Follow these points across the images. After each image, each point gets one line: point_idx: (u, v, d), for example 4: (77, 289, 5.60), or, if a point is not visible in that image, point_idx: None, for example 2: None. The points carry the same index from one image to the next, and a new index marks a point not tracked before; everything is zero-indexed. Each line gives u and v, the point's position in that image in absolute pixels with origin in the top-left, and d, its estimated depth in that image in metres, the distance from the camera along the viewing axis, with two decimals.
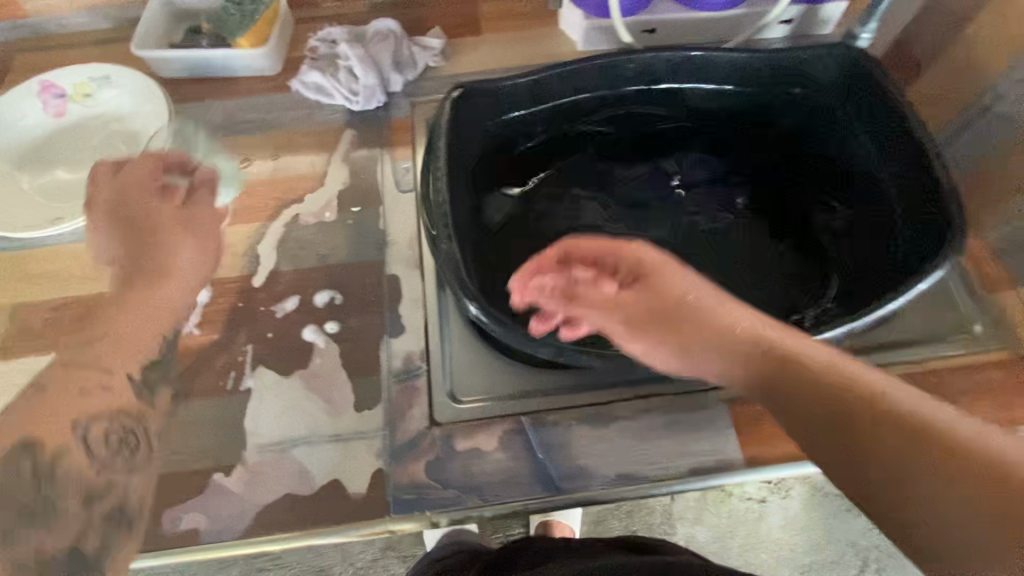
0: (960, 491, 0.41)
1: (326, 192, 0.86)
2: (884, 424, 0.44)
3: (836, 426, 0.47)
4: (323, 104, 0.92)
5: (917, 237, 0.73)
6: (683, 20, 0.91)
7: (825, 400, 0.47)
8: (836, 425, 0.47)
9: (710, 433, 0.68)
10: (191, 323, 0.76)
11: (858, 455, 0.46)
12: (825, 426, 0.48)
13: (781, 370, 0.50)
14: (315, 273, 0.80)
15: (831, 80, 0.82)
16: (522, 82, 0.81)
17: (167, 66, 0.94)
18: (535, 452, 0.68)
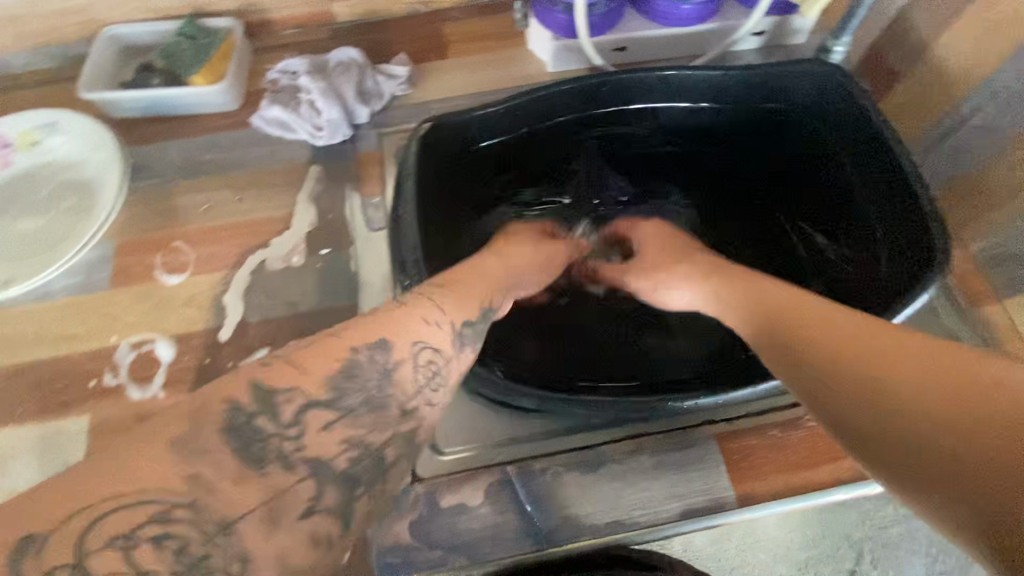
0: (960, 405, 0.35)
1: (292, 235, 0.82)
2: (881, 349, 0.41)
3: (825, 356, 0.43)
4: (287, 139, 0.89)
5: (904, 255, 0.70)
6: (655, 36, 0.88)
7: (817, 329, 0.45)
8: (826, 353, 0.43)
9: (701, 473, 0.67)
10: (156, 385, 0.73)
11: (850, 382, 0.40)
12: (816, 358, 0.43)
13: (774, 311, 0.50)
14: (284, 323, 0.76)
15: (807, 93, 0.79)
16: (490, 111, 0.76)
17: (118, 107, 0.89)
18: (522, 503, 0.65)
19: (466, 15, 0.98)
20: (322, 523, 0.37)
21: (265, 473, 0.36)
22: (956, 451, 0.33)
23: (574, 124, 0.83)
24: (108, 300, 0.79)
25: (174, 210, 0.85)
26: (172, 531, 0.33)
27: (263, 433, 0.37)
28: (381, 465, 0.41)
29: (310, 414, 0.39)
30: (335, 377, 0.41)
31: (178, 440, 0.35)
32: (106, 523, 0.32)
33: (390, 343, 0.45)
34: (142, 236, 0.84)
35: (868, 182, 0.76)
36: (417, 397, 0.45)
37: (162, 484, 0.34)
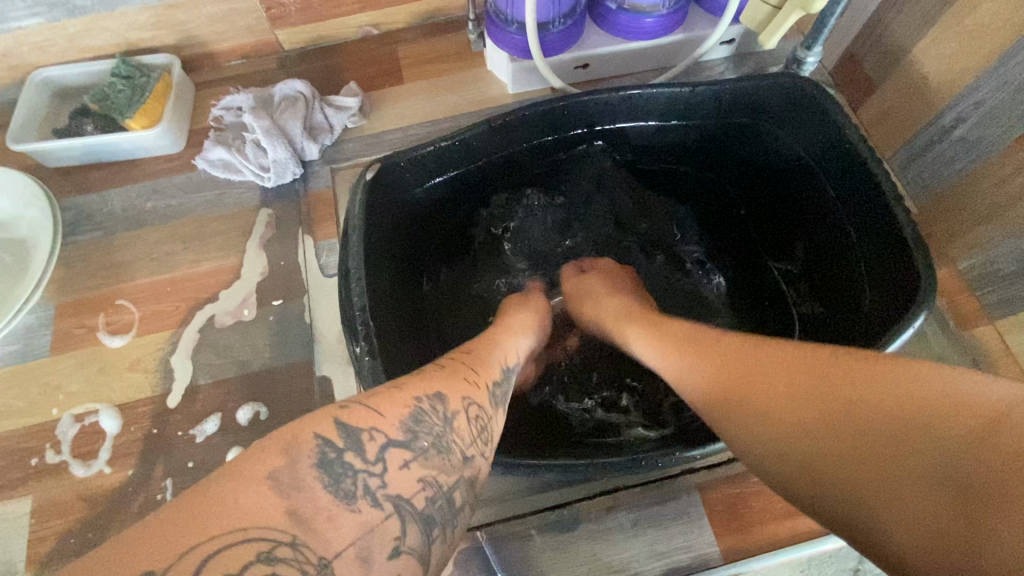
0: (867, 453, 0.35)
1: (241, 287, 0.78)
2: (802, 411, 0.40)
3: (751, 422, 0.43)
4: (234, 181, 0.84)
5: (884, 283, 0.66)
6: (617, 51, 0.83)
7: (735, 389, 0.45)
8: (749, 420, 0.43)
9: (683, 529, 0.63)
10: (101, 461, 0.69)
11: (774, 448, 0.41)
12: (743, 424, 0.43)
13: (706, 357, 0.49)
14: (235, 385, 0.72)
15: (782, 107, 0.73)
16: (444, 146, 0.70)
17: (51, 157, 0.83)
18: (494, 572, 0.61)
19: (419, 35, 0.92)
20: (406, 565, 0.32)
21: (355, 510, 0.32)
22: (873, 509, 0.34)
23: (537, 151, 0.78)
24: (48, 369, 0.74)
25: (116, 265, 0.80)
26: (279, 570, 0.28)
27: (352, 468, 0.33)
28: (451, 509, 0.36)
29: (389, 450, 0.35)
30: (405, 420, 0.37)
31: (283, 476, 0.31)
32: (215, 560, 0.27)
33: (444, 395, 0.41)
34: (81, 294, 0.78)
35: (849, 204, 0.71)
36: (473, 446, 0.40)
37: (265, 520, 0.29)
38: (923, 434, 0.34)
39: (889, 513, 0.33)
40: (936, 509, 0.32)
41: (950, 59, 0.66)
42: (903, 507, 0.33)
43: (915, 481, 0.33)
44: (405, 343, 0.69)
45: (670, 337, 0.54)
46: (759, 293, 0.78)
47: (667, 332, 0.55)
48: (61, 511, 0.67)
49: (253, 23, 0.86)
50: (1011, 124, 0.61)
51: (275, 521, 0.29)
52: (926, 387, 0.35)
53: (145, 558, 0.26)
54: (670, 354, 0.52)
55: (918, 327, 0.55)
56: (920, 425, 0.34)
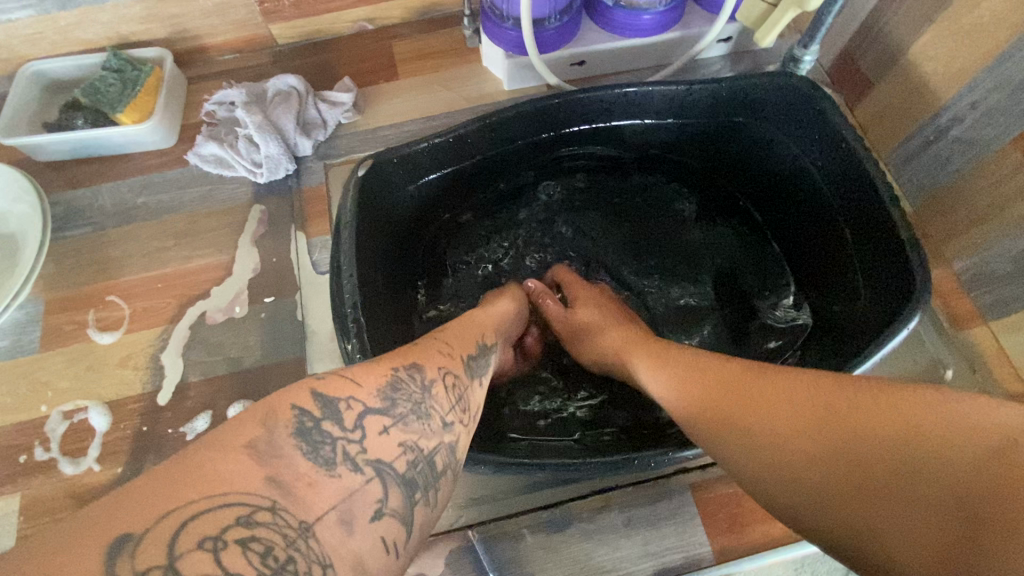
0: (880, 484, 0.35)
1: (233, 284, 0.77)
2: (804, 434, 0.40)
3: (761, 451, 0.42)
4: (226, 177, 0.83)
5: (880, 281, 0.66)
6: (613, 48, 0.82)
7: (746, 417, 0.43)
8: (759, 449, 0.42)
9: (676, 529, 0.62)
10: (90, 458, 0.68)
11: (784, 477, 0.40)
12: (753, 452, 0.42)
13: (704, 381, 0.48)
14: (226, 382, 0.71)
15: (776, 106, 0.73)
16: (437, 142, 0.69)
17: (41, 151, 0.83)
18: (485, 571, 0.61)
19: (414, 31, 0.91)
20: (388, 527, 0.33)
21: (335, 475, 0.32)
22: (885, 541, 0.34)
23: (532, 148, 0.78)
24: (37, 365, 0.73)
25: (106, 260, 0.79)
26: (259, 533, 0.28)
27: (331, 436, 0.33)
28: (433, 473, 0.37)
29: (367, 418, 0.35)
30: (382, 389, 0.37)
31: (261, 443, 0.31)
32: (194, 523, 0.27)
33: (421, 365, 0.41)
34: (71, 290, 0.77)
35: (843, 202, 0.71)
36: (452, 413, 0.40)
37: (243, 485, 0.29)
38: (931, 461, 0.34)
39: (901, 540, 0.33)
40: (943, 537, 0.32)
41: (946, 58, 0.66)
42: (915, 538, 0.33)
43: (925, 509, 0.33)
44: (398, 343, 0.68)
45: (677, 359, 0.53)
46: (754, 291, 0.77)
47: (671, 356, 0.54)
48: (50, 509, 0.66)
49: (245, 17, 0.85)
50: (1008, 124, 0.61)
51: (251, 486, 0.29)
52: (933, 415, 0.36)
53: (124, 522, 0.26)
54: (667, 374, 0.52)
55: (913, 326, 0.55)
56: (930, 454, 0.34)
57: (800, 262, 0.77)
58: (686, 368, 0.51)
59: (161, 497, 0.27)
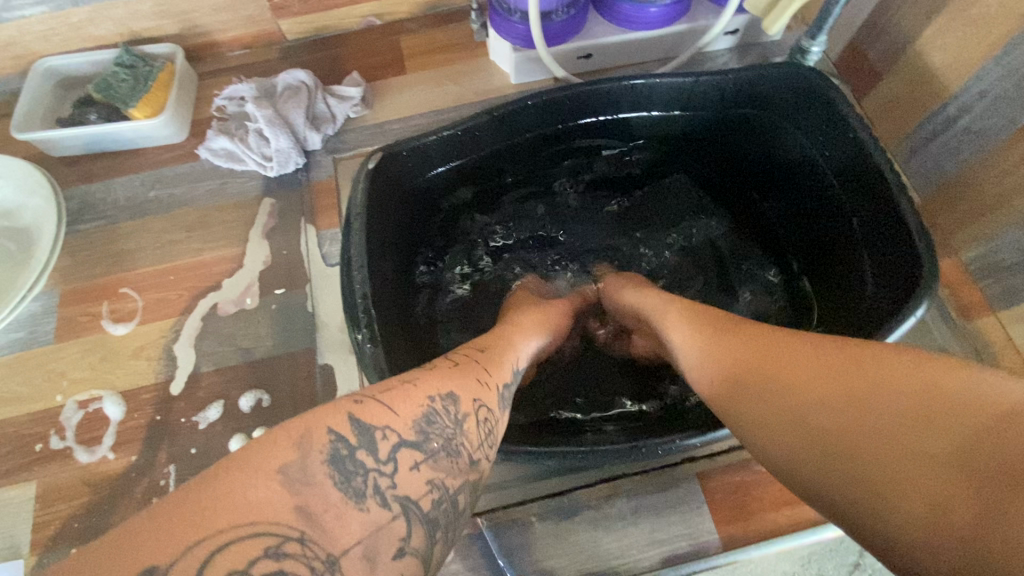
0: (884, 442, 0.34)
1: (244, 276, 0.78)
2: (818, 386, 0.39)
3: (771, 404, 0.42)
4: (236, 170, 0.84)
5: (887, 273, 0.66)
6: (620, 41, 0.82)
7: (761, 373, 0.44)
8: (769, 401, 0.42)
9: (683, 517, 0.63)
10: (105, 447, 0.69)
11: (789, 431, 0.40)
12: (763, 405, 0.42)
13: (729, 347, 0.48)
14: (238, 372, 0.72)
15: (786, 97, 0.73)
16: (446, 135, 0.70)
17: (55, 146, 0.84)
18: (494, 558, 0.62)
19: (422, 26, 0.91)
20: (410, 566, 0.32)
21: (363, 509, 0.31)
22: (880, 493, 0.33)
23: (539, 141, 0.78)
24: (52, 356, 0.74)
25: (119, 253, 0.80)
26: (286, 566, 0.28)
27: (364, 466, 0.33)
28: (455, 512, 0.36)
29: (401, 451, 0.35)
30: (417, 419, 0.37)
31: (292, 471, 0.30)
32: (222, 555, 0.27)
33: (455, 395, 0.41)
34: (85, 282, 0.78)
35: (850, 195, 0.71)
36: (479, 449, 0.40)
37: (272, 516, 0.28)
38: (942, 415, 0.33)
39: (891, 483, 0.33)
40: (943, 488, 0.31)
41: (954, 48, 0.65)
42: (909, 492, 0.32)
43: (929, 466, 0.32)
44: (409, 333, 0.69)
45: (704, 321, 0.53)
46: (756, 282, 0.78)
47: (699, 317, 0.54)
48: (65, 496, 0.67)
49: (255, 12, 0.86)
50: (1016, 113, 0.61)
51: (280, 515, 0.29)
52: (956, 383, 0.34)
53: (152, 551, 0.26)
54: (693, 341, 0.52)
55: (921, 314, 0.55)
56: (942, 417, 0.33)
57: (806, 254, 0.77)
58: (714, 333, 0.50)
59: (192, 516, 0.27)
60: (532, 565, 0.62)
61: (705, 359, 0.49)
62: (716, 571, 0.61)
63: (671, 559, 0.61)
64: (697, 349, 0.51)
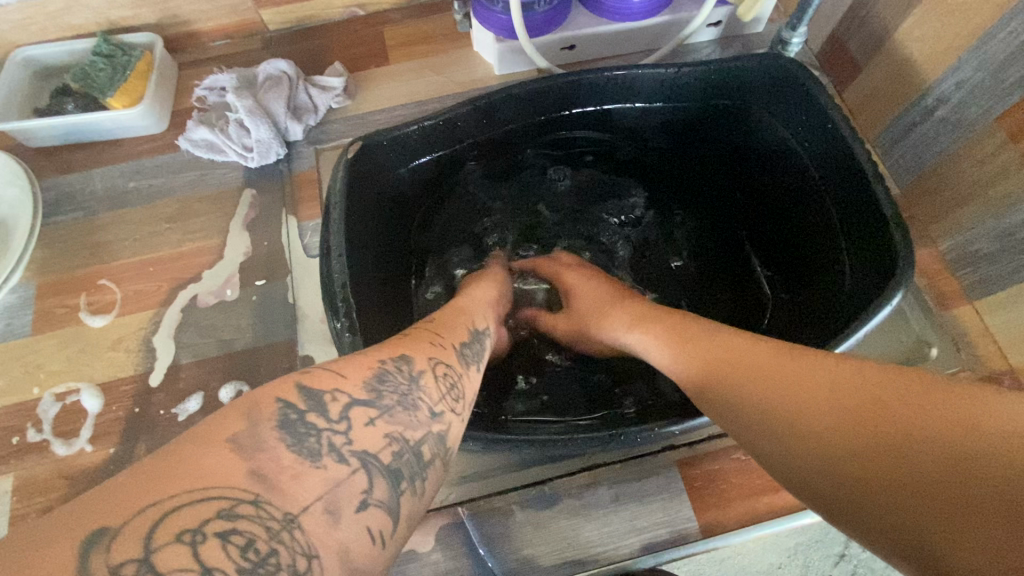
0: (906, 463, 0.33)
1: (224, 267, 0.77)
2: (837, 410, 0.38)
3: (781, 416, 0.41)
4: (217, 161, 0.83)
5: (865, 262, 0.67)
6: (604, 32, 0.82)
7: (768, 390, 0.42)
8: (777, 412, 0.41)
9: (663, 505, 0.63)
10: (82, 440, 0.69)
11: (801, 446, 0.39)
12: (770, 416, 0.42)
13: (724, 356, 0.47)
14: (218, 364, 0.72)
15: (765, 88, 0.74)
16: (427, 125, 0.69)
17: (32, 137, 0.83)
18: (475, 547, 0.62)
19: (405, 17, 0.91)
20: (374, 518, 0.32)
21: (319, 467, 0.31)
22: (903, 517, 0.32)
23: (520, 132, 0.78)
24: (29, 349, 0.73)
25: (98, 245, 0.79)
26: (240, 526, 0.27)
27: (316, 428, 0.33)
28: (420, 464, 0.36)
29: (353, 409, 0.35)
30: (368, 379, 0.37)
31: (243, 437, 0.30)
32: (175, 517, 0.26)
33: (409, 357, 0.41)
34: (63, 275, 0.77)
35: (830, 186, 0.72)
36: (443, 402, 0.40)
37: (226, 479, 0.28)
38: (970, 443, 0.32)
39: (918, 512, 0.31)
40: (973, 517, 0.30)
41: (931, 39, 0.66)
42: (936, 518, 0.31)
43: (959, 494, 0.31)
44: (389, 323, 0.69)
45: (689, 325, 0.53)
46: (738, 279, 0.79)
47: (681, 322, 0.54)
48: (41, 489, 0.67)
49: (236, 2, 0.85)
50: (991, 103, 0.61)
51: (235, 479, 0.29)
52: (983, 410, 0.33)
53: (101, 516, 0.26)
54: (689, 350, 0.51)
55: (896, 301, 0.55)
56: (972, 443, 0.32)
57: (787, 245, 0.78)
58: (712, 342, 0.49)
59: (146, 488, 0.27)
60: (514, 553, 0.62)
61: (703, 368, 0.48)
62: (695, 557, 0.62)
63: (650, 545, 0.62)
64: (690, 356, 0.50)
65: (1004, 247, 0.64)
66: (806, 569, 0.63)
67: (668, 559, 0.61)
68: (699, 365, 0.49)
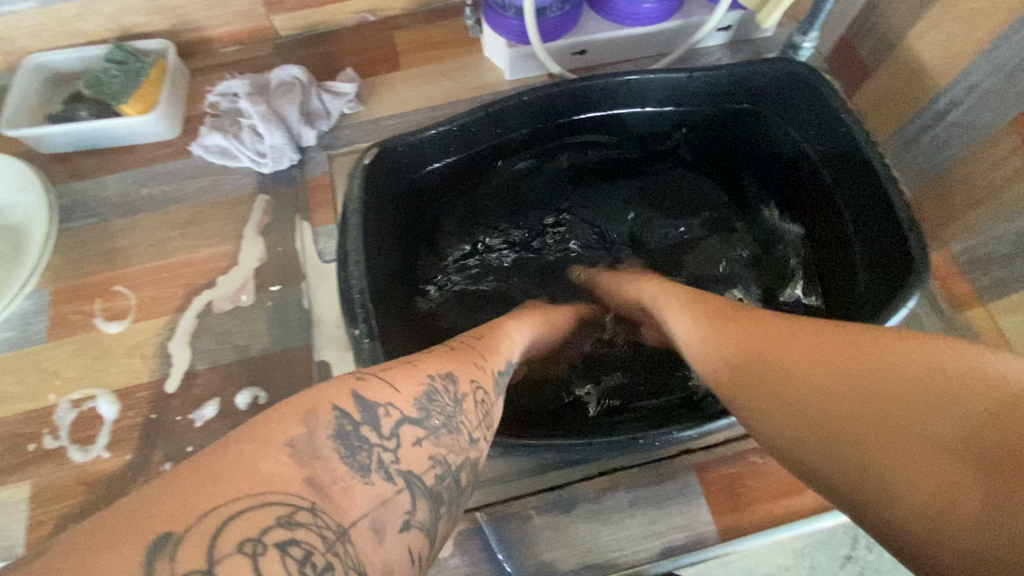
0: (904, 429, 0.34)
1: (239, 272, 0.77)
2: (819, 372, 0.40)
3: (772, 389, 0.42)
4: (230, 167, 0.83)
5: (877, 270, 0.67)
6: (615, 37, 0.83)
7: (761, 359, 0.44)
8: (770, 386, 0.42)
9: (680, 509, 0.63)
10: (99, 446, 0.69)
11: (794, 415, 0.40)
12: (771, 395, 0.42)
13: (725, 335, 0.48)
14: (234, 369, 0.72)
15: (776, 92, 0.74)
16: (443, 130, 0.70)
17: (44, 143, 0.83)
18: (494, 552, 0.62)
19: (416, 22, 0.91)
20: (415, 539, 0.32)
21: (369, 482, 0.32)
22: (886, 471, 0.34)
23: (532, 135, 0.78)
24: (44, 355, 0.74)
25: (111, 251, 0.79)
26: (299, 535, 0.28)
27: (368, 441, 0.33)
28: (457, 489, 0.36)
29: (404, 426, 0.35)
30: (418, 397, 0.37)
31: (301, 443, 0.30)
32: (236, 522, 0.26)
33: (454, 375, 0.41)
34: (77, 281, 0.78)
35: (842, 190, 0.72)
36: (479, 429, 0.40)
37: (283, 486, 0.29)
38: (946, 404, 0.34)
39: (892, 470, 0.34)
40: (945, 474, 0.32)
41: (944, 43, 0.66)
42: (937, 479, 0.32)
43: (931, 453, 0.33)
44: (405, 329, 0.69)
45: (702, 313, 0.53)
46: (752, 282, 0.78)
47: (693, 304, 0.55)
48: (59, 496, 0.67)
49: (248, 8, 0.85)
50: (1005, 107, 0.61)
51: (290, 492, 0.29)
52: (967, 369, 0.35)
53: (165, 516, 0.26)
54: (695, 332, 0.51)
55: (914, 304, 0.55)
56: (963, 404, 0.33)
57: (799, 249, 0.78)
58: (713, 322, 0.50)
59: (202, 493, 0.27)
60: (532, 559, 0.62)
61: (705, 347, 0.49)
62: (712, 562, 0.61)
63: (668, 550, 0.62)
64: (698, 339, 0.51)
65: (1018, 251, 0.64)
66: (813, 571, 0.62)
67: (684, 567, 0.61)
68: (704, 347, 0.49)
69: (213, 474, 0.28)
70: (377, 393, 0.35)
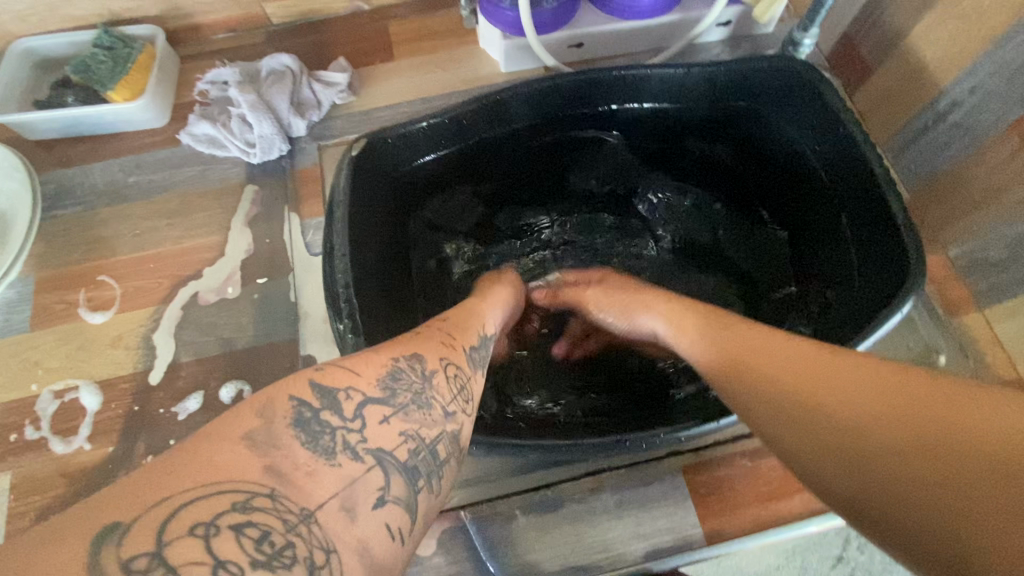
0: (936, 452, 0.30)
1: (226, 264, 0.76)
2: (851, 394, 0.36)
3: (795, 406, 0.39)
4: (218, 156, 0.82)
5: (874, 273, 0.66)
6: (612, 30, 0.81)
7: (779, 377, 0.41)
8: (792, 402, 0.39)
9: (667, 511, 0.63)
10: (81, 437, 0.68)
11: (818, 432, 0.36)
12: (794, 414, 0.38)
13: (739, 347, 0.46)
14: (220, 362, 0.71)
15: (776, 89, 0.72)
16: (435, 122, 0.69)
17: (31, 129, 0.81)
18: (478, 551, 0.61)
19: (411, 12, 0.90)
20: (392, 514, 0.32)
21: (335, 464, 0.31)
22: (920, 496, 0.30)
23: (527, 131, 0.77)
24: (27, 345, 0.73)
25: (97, 240, 0.78)
26: (255, 518, 0.27)
27: (330, 425, 0.32)
28: (436, 461, 0.36)
29: (368, 407, 0.34)
30: (382, 377, 0.36)
31: (258, 436, 0.29)
32: (185, 512, 0.25)
33: (421, 355, 0.39)
34: (62, 269, 0.77)
35: (842, 189, 0.70)
36: (454, 402, 0.39)
37: (238, 474, 0.28)
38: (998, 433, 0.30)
39: (927, 495, 0.29)
40: (990, 503, 0.27)
41: (947, 41, 0.65)
42: (952, 501, 0.29)
43: (976, 479, 0.28)
44: (391, 321, 0.68)
45: (721, 325, 0.50)
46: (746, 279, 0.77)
47: (714, 318, 0.51)
48: (41, 488, 0.66)
49: None
50: (1007, 109, 0.60)
51: (243, 483, 0.27)
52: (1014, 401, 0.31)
53: (109, 513, 0.25)
54: (711, 347, 0.49)
55: (907, 308, 0.54)
56: (993, 427, 0.30)
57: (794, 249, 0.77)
58: (732, 335, 0.48)
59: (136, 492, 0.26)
60: (515, 559, 0.61)
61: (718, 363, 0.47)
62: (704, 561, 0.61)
63: (653, 552, 0.61)
64: (712, 351, 0.48)
65: (1015, 255, 0.63)
66: (804, 570, 0.62)
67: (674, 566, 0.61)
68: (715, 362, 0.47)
69: (164, 468, 0.27)
70: (333, 381, 0.33)
